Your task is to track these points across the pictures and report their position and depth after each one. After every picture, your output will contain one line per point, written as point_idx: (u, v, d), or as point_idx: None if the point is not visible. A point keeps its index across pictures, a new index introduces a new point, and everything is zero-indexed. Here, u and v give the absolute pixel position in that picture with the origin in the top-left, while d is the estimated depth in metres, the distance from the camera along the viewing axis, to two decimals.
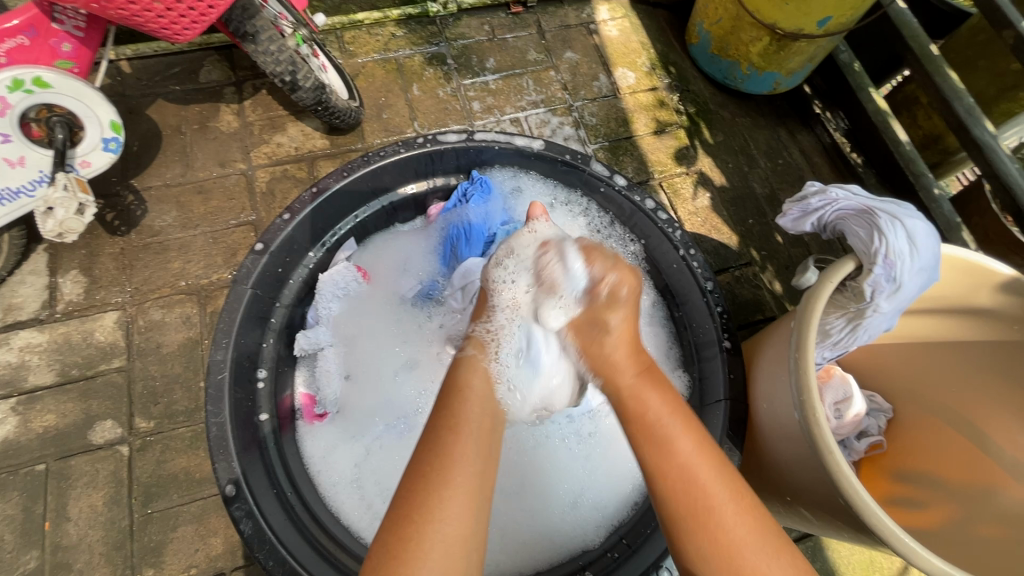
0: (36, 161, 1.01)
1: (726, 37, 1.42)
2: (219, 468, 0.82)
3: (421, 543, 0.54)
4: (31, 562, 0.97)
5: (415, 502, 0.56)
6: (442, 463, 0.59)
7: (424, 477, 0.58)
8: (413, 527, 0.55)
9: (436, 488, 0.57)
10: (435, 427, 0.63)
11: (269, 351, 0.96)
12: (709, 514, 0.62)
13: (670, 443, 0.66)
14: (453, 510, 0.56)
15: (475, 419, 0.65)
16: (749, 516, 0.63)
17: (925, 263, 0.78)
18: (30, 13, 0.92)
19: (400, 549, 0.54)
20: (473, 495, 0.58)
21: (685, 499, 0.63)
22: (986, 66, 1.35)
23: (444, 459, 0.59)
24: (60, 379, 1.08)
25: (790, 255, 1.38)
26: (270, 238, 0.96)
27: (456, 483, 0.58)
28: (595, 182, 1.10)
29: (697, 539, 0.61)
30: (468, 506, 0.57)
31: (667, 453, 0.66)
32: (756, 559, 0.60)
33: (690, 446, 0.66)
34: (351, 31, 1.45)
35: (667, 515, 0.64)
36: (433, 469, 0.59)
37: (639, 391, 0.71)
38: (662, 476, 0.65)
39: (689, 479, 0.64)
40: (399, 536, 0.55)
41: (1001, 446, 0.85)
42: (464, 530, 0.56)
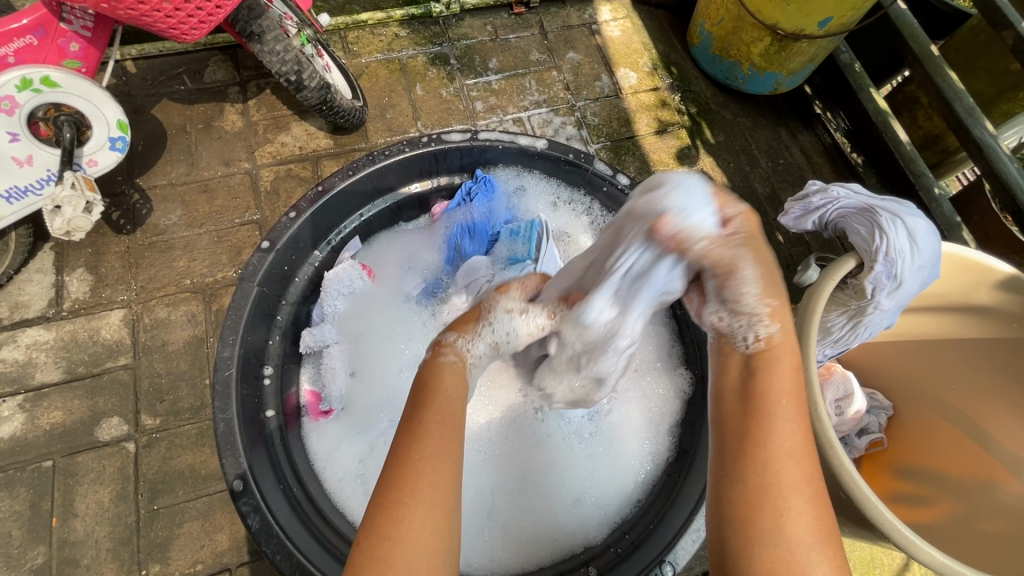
0: (44, 160, 1.02)
1: (728, 37, 1.43)
2: (227, 463, 0.83)
3: (401, 532, 0.53)
4: (38, 557, 0.98)
5: (398, 490, 0.55)
6: (423, 453, 0.57)
7: (404, 460, 0.57)
8: (395, 515, 0.54)
9: (416, 469, 0.56)
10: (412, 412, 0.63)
11: (274, 348, 0.97)
12: (777, 497, 0.52)
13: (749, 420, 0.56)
14: (430, 491, 0.56)
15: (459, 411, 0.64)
16: (820, 516, 0.52)
17: (926, 261, 0.78)
18: (39, 12, 0.93)
19: (384, 537, 0.53)
20: (454, 484, 0.57)
21: (763, 475, 0.53)
22: (986, 67, 1.36)
23: (421, 441, 0.59)
24: (67, 376, 1.08)
25: (791, 254, 1.38)
26: (276, 236, 0.97)
27: (438, 473, 0.56)
28: (597, 181, 1.11)
29: (753, 524, 0.51)
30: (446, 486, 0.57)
31: (761, 421, 0.56)
32: (811, 562, 0.49)
33: (788, 418, 0.56)
34: (355, 32, 1.46)
35: (728, 495, 0.54)
36: (416, 457, 0.57)
37: (777, 351, 0.61)
38: (754, 443, 0.55)
39: (770, 451, 0.54)
40: (378, 527, 0.54)
41: (1000, 443, 0.86)
42: (444, 518, 0.55)
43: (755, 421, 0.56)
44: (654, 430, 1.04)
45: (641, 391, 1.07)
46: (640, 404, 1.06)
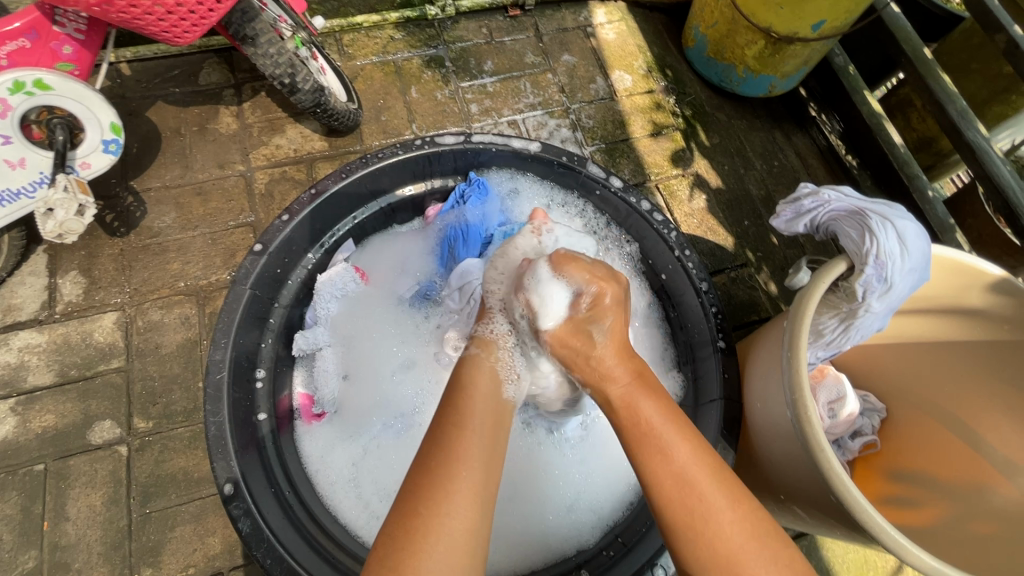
0: (37, 163, 1.02)
1: (722, 40, 1.43)
2: (217, 466, 0.82)
3: (426, 535, 0.54)
4: (30, 561, 0.98)
5: (423, 494, 0.57)
6: (449, 457, 0.59)
7: (431, 469, 0.59)
8: (420, 517, 0.55)
9: (440, 481, 0.57)
10: (440, 422, 0.64)
11: (267, 351, 0.97)
12: (701, 520, 0.57)
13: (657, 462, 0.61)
14: (457, 503, 0.56)
15: (480, 414, 0.65)
16: (747, 520, 0.58)
17: (916, 263, 0.79)
18: (31, 15, 0.93)
19: (408, 540, 0.54)
20: (479, 491, 0.58)
21: (677, 511, 0.58)
22: (978, 70, 1.36)
23: (449, 452, 0.60)
24: (59, 379, 1.08)
25: (785, 256, 1.39)
26: (269, 239, 0.96)
27: (461, 477, 0.58)
28: (591, 184, 1.10)
29: (695, 552, 0.57)
30: (473, 502, 0.57)
31: (653, 460, 0.61)
32: (753, 562, 0.55)
33: (680, 451, 0.61)
34: (350, 34, 1.46)
35: (665, 528, 0.59)
36: (441, 462, 0.59)
37: (634, 392, 0.67)
38: (655, 484, 0.60)
39: (675, 487, 0.59)
40: (403, 528, 0.55)
41: (993, 445, 0.86)
42: (469, 523, 0.56)
43: (650, 459, 0.61)
44: None
45: None
46: None
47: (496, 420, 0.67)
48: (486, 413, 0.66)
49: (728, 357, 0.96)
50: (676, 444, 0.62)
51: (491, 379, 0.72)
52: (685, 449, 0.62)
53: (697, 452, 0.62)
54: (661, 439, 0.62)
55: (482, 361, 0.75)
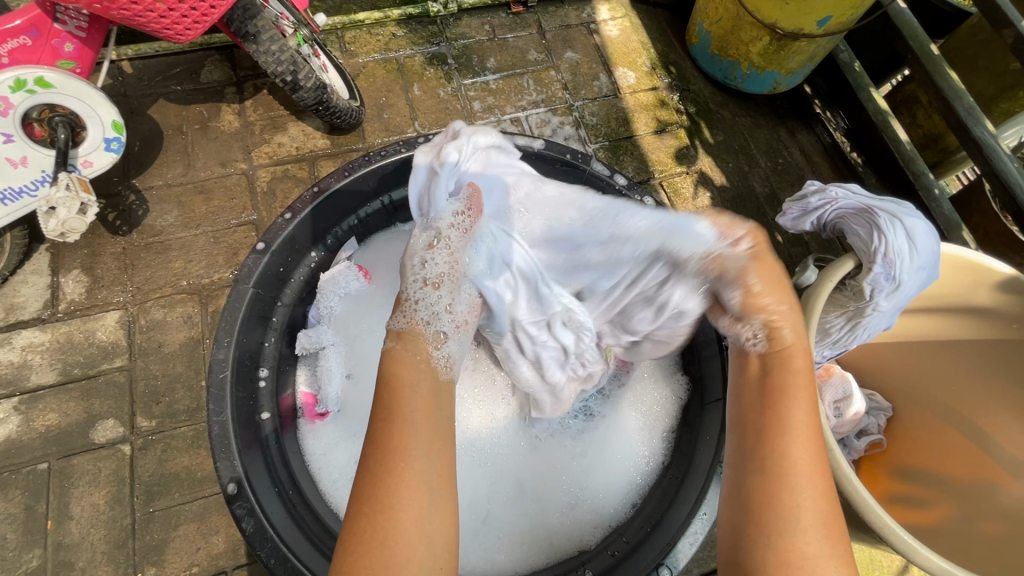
0: (39, 161, 1.01)
1: (726, 36, 1.42)
2: (221, 466, 0.82)
3: (385, 539, 0.50)
4: (33, 560, 0.98)
5: (373, 494, 0.52)
6: (387, 453, 0.53)
7: (372, 472, 0.53)
8: (367, 519, 0.51)
9: (387, 479, 0.52)
10: (375, 413, 0.57)
11: (271, 350, 0.97)
12: (793, 507, 0.51)
13: (782, 409, 0.57)
14: (407, 500, 0.51)
15: (414, 404, 0.58)
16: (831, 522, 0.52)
17: (925, 262, 0.78)
18: (32, 12, 0.93)
19: (357, 542, 0.50)
20: (424, 480, 0.53)
21: (775, 480, 0.53)
22: (986, 66, 1.35)
23: (391, 448, 0.54)
24: (62, 378, 1.08)
25: (790, 254, 1.38)
26: (272, 238, 0.96)
27: (402, 470, 0.53)
28: (596, 182, 1.09)
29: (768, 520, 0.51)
30: (420, 492, 0.52)
31: (781, 416, 0.56)
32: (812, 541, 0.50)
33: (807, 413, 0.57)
34: (352, 32, 1.45)
35: (751, 502, 0.53)
36: (378, 460, 0.53)
37: (794, 353, 0.61)
38: (772, 462, 0.54)
39: (782, 461, 0.54)
40: (358, 533, 0.51)
41: (1001, 445, 0.85)
42: (421, 516, 0.51)
43: (774, 430, 0.56)
44: (647, 430, 1.04)
45: (634, 394, 1.06)
46: (634, 408, 1.05)
47: (436, 401, 0.60)
48: (422, 395, 0.59)
49: None
50: (806, 419, 0.56)
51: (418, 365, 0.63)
52: (810, 422, 0.56)
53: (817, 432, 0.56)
54: (795, 398, 0.57)
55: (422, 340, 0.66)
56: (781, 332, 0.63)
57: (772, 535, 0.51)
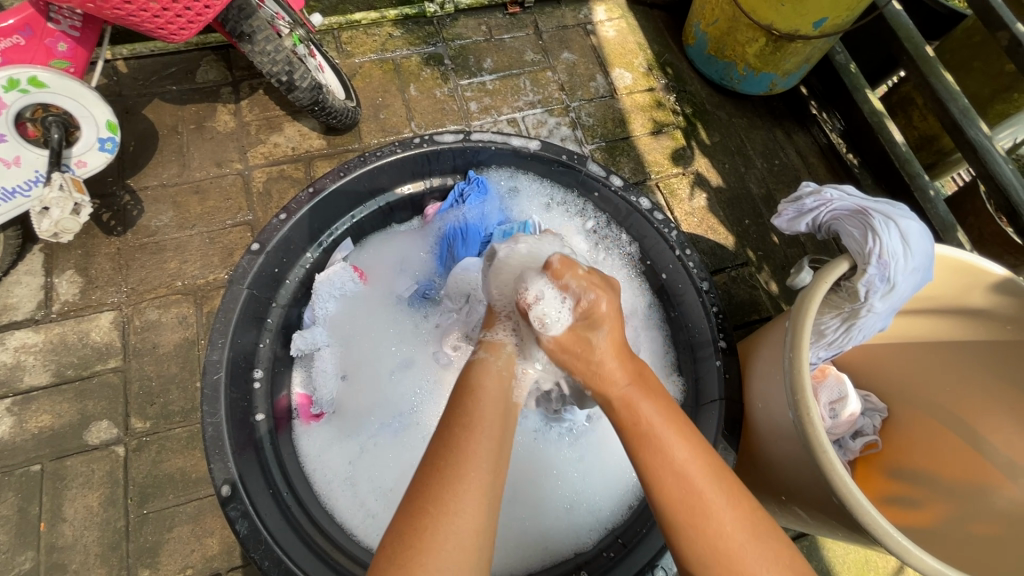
0: (32, 161, 1.01)
1: (722, 38, 1.43)
2: (215, 467, 0.82)
3: (436, 534, 0.54)
4: (26, 562, 0.97)
5: (431, 493, 0.57)
6: (458, 458, 0.59)
7: (438, 470, 0.58)
8: (428, 517, 0.55)
9: (450, 482, 0.57)
10: (449, 423, 0.63)
11: (265, 351, 0.96)
12: (719, 538, 0.57)
13: (663, 456, 0.61)
14: (466, 501, 0.57)
15: (492, 417, 0.64)
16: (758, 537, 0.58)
17: (919, 263, 0.78)
18: (25, 12, 0.92)
19: (413, 537, 0.54)
20: (486, 493, 0.58)
21: (686, 509, 0.58)
22: (981, 67, 1.35)
23: (457, 456, 0.59)
24: (56, 379, 1.08)
25: (786, 255, 1.38)
26: (266, 238, 0.96)
27: (469, 477, 0.58)
28: (591, 183, 1.10)
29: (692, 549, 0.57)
30: (479, 502, 0.57)
31: (662, 465, 0.61)
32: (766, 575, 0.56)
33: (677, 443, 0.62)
34: (348, 32, 1.45)
35: (664, 523, 0.60)
36: (447, 464, 0.59)
37: (634, 400, 0.66)
38: (660, 490, 0.60)
39: (687, 487, 0.59)
40: (411, 524, 0.55)
41: (995, 446, 0.85)
42: (477, 525, 0.56)
43: (661, 480, 0.60)
44: None
45: None
46: None
47: (506, 421, 0.66)
48: (495, 413, 0.65)
49: (729, 357, 0.96)
50: (674, 445, 0.62)
51: (499, 383, 0.70)
52: (682, 448, 0.62)
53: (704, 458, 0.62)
54: (663, 445, 0.62)
55: (491, 363, 0.73)
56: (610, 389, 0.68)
57: (699, 561, 0.57)
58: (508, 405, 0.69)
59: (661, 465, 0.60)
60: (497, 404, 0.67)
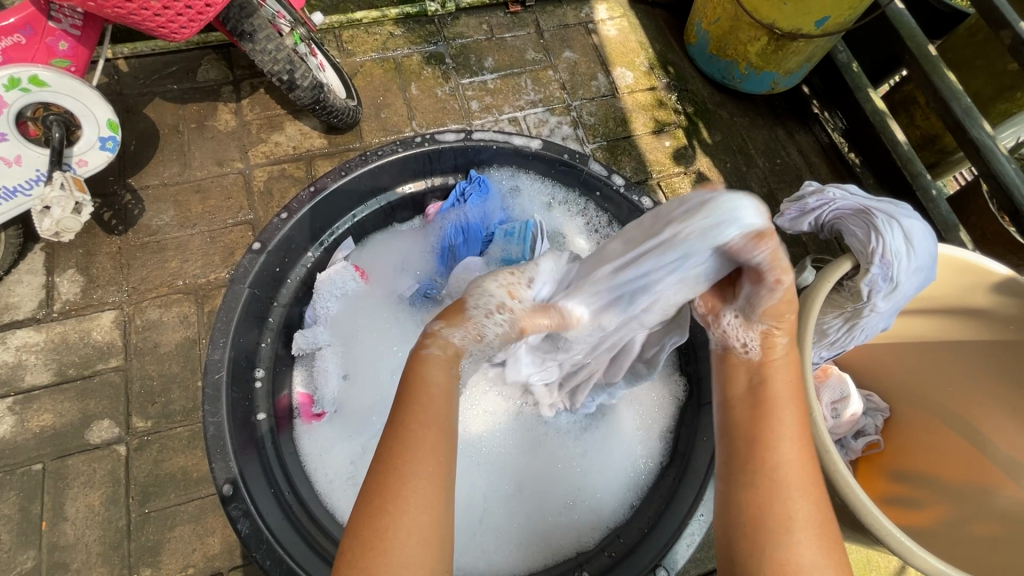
0: (33, 160, 1.01)
1: (724, 36, 1.42)
2: (216, 467, 0.82)
3: (386, 536, 0.53)
4: (28, 561, 0.97)
5: (378, 495, 0.55)
6: (397, 451, 0.56)
7: (380, 468, 0.56)
8: (378, 518, 0.54)
9: (393, 479, 0.55)
10: (387, 413, 0.60)
11: (266, 350, 0.96)
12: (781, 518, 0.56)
13: (769, 422, 0.61)
14: (413, 499, 0.54)
15: (429, 402, 0.61)
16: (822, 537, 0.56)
17: (923, 263, 0.78)
18: (26, 11, 0.92)
19: (368, 540, 0.53)
20: (436, 482, 0.56)
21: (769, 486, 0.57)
22: (984, 66, 1.35)
23: (397, 450, 0.56)
24: (57, 378, 1.07)
25: (788, 255, 1.38)
26: (268, 237, 0.96)
27: (413, 473, 0.55)
28: (593, 182, 1.09)
29: (749, 507, 0.57)
30: (430, 494, 0.55)
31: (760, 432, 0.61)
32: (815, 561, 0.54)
33: (795, 417, 0.62)
34: (350, 30, 1.45)
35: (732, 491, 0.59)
36: (391, 457, 0.56)
37: (777, 365, 0.65)
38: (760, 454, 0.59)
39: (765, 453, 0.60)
40: (365, 531, 0.54)
41: (998, 446, 0.86)
42: (430, 517, 0.54)
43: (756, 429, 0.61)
44: (647, 431, 1.04)
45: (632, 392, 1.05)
46: (631, 408, 1.05)
47: (448, 400, 0.62)
48: (435, 398, 0.61)
49: None
50: (780, 403, 0.63)
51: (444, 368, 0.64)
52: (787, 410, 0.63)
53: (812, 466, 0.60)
54: (777, 417, 0.61)
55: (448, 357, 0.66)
56: (758, 351, 0.65)
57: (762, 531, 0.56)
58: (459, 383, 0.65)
59: (769, 430, 0.61)
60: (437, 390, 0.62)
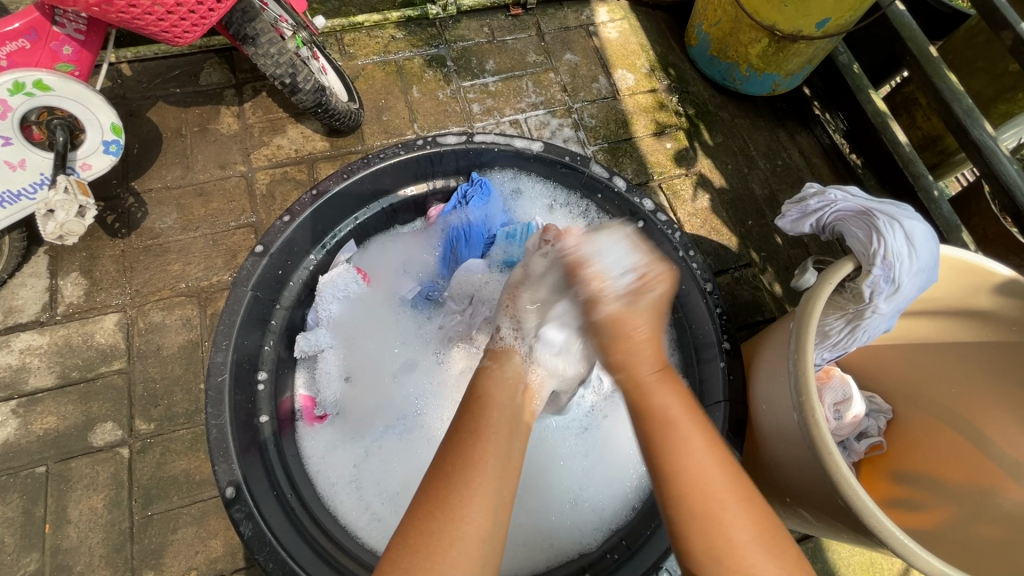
0: (37, 164, 1.01)
1: (725, 38, 1.43)
2: (219, 469, 0.82)
3: (442, 540, 0.53)
4: (31, 563, 0.97)
5: (438, 498, 0.56)
6: (467, 463, 0.57)
7: (442, 475, 0.57)
8: (435, 523, 0.54)
9: (458, 486, 0.56)
10: (457, 427, 0.62)
11: (269, 353, 0.97)
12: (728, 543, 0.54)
13: (678, 436, 0.59)
14: (474, 510, 0.55)
15: (498, 422, 0.63)
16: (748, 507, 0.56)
17: (924, 264, 0.78)
18: (31, 16, 0.92)
19: (423, 542, 0.53)
20: (494, 498, 0.56)
21: (695, 495, 0.56)
22: (985, 67, 1.35)
23: (466, 461, 0.58)
24: (61, 381, 1.08)
25: (789, 256, 1.38)
26: (270, 240, 0.96)
27: (478, 483, 0.56)
28: (595, 185, 1.09)
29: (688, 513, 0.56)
30: (487, 509, 0.55)
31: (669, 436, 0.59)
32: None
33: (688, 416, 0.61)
34: (351, 34, 1.45)
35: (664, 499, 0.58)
36: (457, 468, 0.57)
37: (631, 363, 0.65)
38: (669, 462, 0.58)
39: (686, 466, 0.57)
40: (417, 532, 0.54)
41: (1001, 448, 0.85)
42: (483, 530, 0.55)
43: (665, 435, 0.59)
44: None
45: None
46: None
47: (514, 426, 0.64)
48: (502, 421, 0.63)
49: (734, 359, 0.97)
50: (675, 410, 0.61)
51: (508, 393, 0.69)
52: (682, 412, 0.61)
53: (709, 441, 0.60)
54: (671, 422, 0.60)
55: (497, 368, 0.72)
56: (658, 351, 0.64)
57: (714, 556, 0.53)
58: (520, 412, 0.67)
59: (674, 439, 0.59)
60: (503, 412, 0.65)
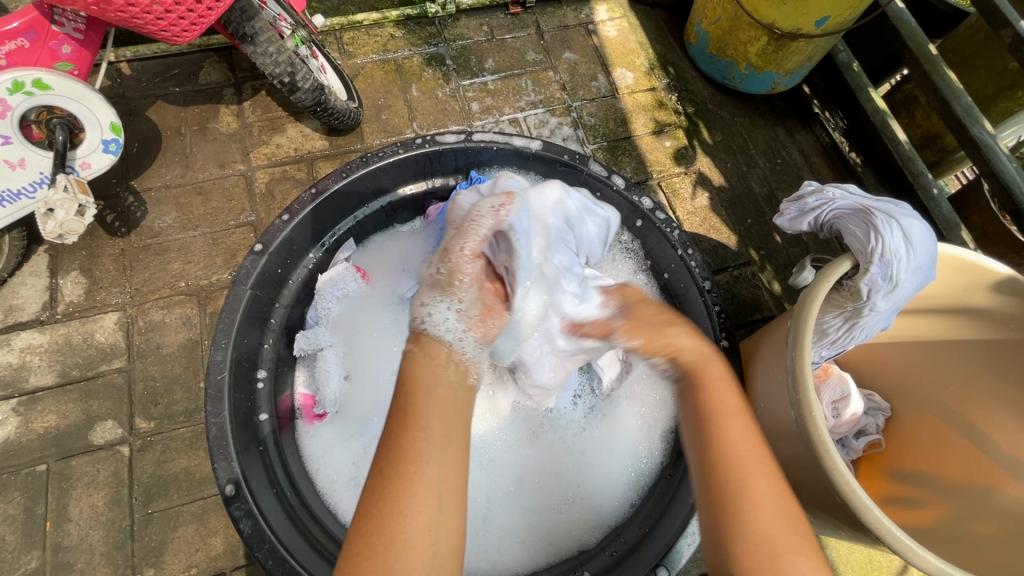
0: (37, 163, 1.01)
1: (724, 37, 1.43)
2: (219, 467, 0.82)
3: (382, 538, 0.53)
4: (32, 561, 0.98)
5: (376, 499, 0.56)
6: (398, 458, 0.57)
7: (379, 475, 0.57)
8: (374, 523, 0.54)
9: (392, 482, 0.56)
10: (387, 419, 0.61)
11: (269, 351, 0.97)
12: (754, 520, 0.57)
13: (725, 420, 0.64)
14: (411, 504, 0.55)
15: (428, 404, 0.61)
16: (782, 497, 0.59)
17: (921, 262, 0.78)
18: (30, 15, 0.92)
19: (367, 545, 0.53)
20: (433, 485, 0.56)
21: (728, 466, 0.61)
22: (984, 65, 1.35)
23: (397, 456, 0.57)
24: (61, 380, 1.08)
25: (789, 254, 1.38)
26: (269, 239, 0.96)
27: (411, 476, 0.56)
28: (593, 183, 1.09)
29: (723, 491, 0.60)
30: (425, 500, 0.55)
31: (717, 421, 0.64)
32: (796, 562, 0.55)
33: (729, 393, 0.67)
34: (350, 32, 1.45)
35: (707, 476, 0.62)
36: (390, 462, 0.57)
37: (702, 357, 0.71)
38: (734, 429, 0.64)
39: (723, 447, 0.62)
40: (361, 533, 0.54)
41: (1000, 445, 0.85)
42: (426, 520, 0.55)
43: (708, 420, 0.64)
44: (647, 431, 1.04)
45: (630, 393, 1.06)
46: (631, 406, 1.06)
47: (450, 405, 0.63)
48: (436, 402, 0.62)
49: (732, 357, 0.96)
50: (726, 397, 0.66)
51: (437, 369, 0.66)
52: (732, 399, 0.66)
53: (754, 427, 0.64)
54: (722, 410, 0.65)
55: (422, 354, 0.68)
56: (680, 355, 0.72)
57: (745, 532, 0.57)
58: (461, 384, 0.66)
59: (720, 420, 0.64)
60: (438, 388, 0.64)
